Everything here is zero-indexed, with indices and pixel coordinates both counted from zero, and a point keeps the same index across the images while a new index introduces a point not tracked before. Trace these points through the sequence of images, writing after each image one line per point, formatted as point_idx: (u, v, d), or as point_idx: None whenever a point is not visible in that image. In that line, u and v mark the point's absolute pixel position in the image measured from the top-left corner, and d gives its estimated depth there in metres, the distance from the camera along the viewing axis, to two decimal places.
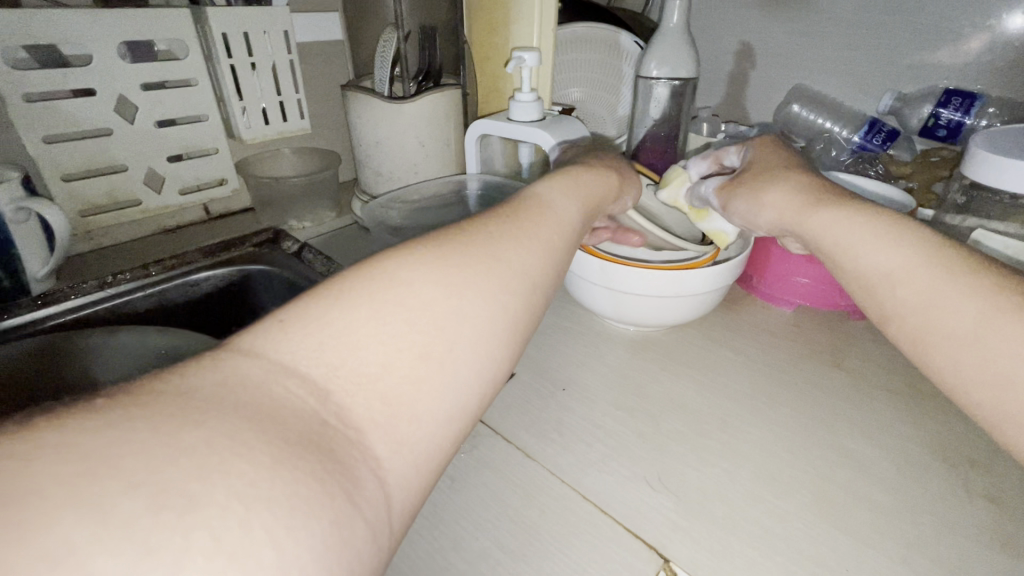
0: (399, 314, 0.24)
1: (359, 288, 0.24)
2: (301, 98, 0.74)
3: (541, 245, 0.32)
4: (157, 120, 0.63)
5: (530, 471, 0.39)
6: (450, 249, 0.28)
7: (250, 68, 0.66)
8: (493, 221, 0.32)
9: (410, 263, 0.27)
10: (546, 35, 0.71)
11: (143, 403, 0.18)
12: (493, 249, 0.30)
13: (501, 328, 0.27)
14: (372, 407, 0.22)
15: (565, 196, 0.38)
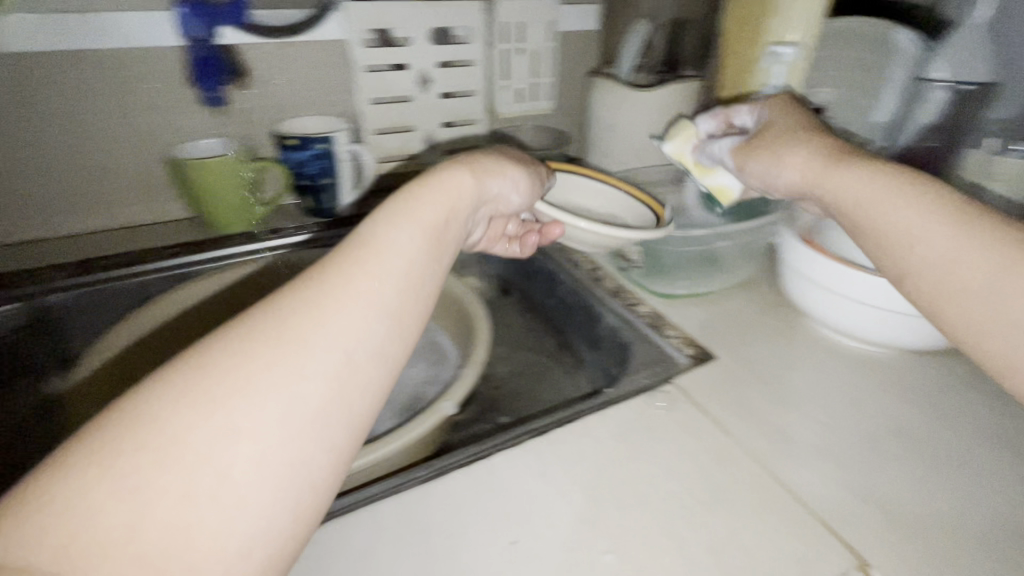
0: (179, 446, 0.21)
1: (190, 382, 0.23)
2: (550, 82, 0.84)
3: (368, 304, 0.27)
4: (444, 92, 0.78)
5: (726, 444, 0.41)
6: (261, 328, 0.25)
7: (518, 53, 0.79)
8: (335, 279, 0.27)
9: (252, 343, 0.24)
10: (811, 25, 0.68)
11: (46, 476, 0.20)
12: (311, 333, 0.25)
13: (317, 426, 0.24)
14: (147, 559, 0.19)
15: (405, 233, 0.31)
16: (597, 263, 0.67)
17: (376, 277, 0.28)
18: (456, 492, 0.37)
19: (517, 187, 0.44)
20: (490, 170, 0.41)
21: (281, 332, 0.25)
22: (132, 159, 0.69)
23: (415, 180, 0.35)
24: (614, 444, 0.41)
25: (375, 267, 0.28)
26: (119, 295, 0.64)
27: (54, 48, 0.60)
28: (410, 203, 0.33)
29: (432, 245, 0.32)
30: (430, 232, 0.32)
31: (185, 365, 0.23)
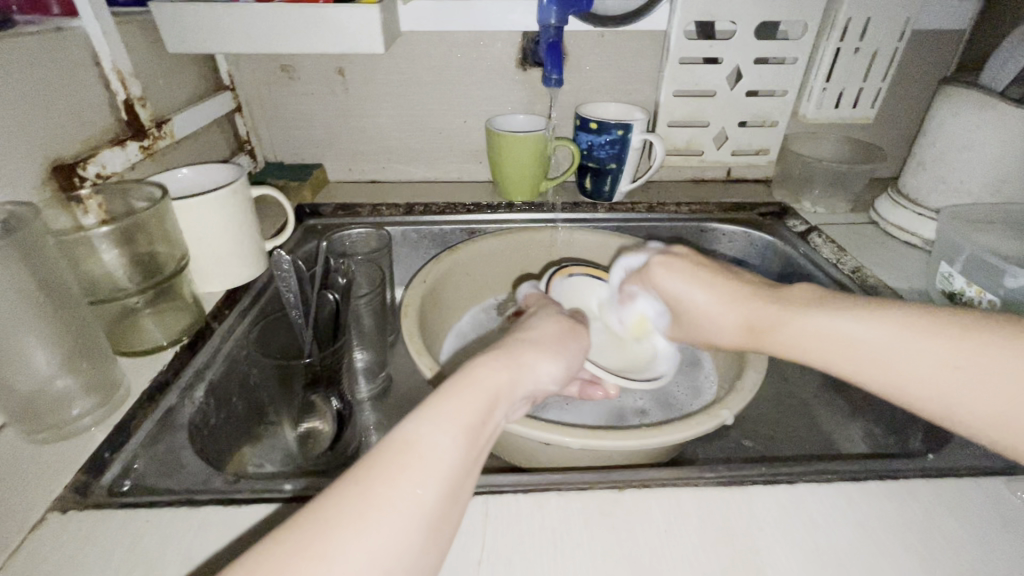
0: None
1: (303, 547, 0.24)
2: (880, 88, 0.73)
3: (407, 507, 0.26)
4: (750, 89, 0.74)
5: None
6: (312, 524, 0.25)
7: (852, 52, 0.70)
8: (382, 483, 0.27)
9: (352, 506, 0.26)
10: None
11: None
12: (346, 536, 0.25)
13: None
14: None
15: (450, 438, 0.30)
16: (911, 304, 0.57)
17: (419, 484, 0.27)
18: (755, 507, 0.36)
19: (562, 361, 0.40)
20: (533, 334, 0.41)
21: (327, 526, 0.25)
22: (458, 124, 0.82)
23: (463, 373, 0.34)
24: (952, 522, 0.35)
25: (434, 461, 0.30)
26: (429, 236, 0.78)
27: (435, 26, 0.73)
28: (453, 398, 0.32)
29: (471, 444, 0.30)
30: (471, 435, 0.31)
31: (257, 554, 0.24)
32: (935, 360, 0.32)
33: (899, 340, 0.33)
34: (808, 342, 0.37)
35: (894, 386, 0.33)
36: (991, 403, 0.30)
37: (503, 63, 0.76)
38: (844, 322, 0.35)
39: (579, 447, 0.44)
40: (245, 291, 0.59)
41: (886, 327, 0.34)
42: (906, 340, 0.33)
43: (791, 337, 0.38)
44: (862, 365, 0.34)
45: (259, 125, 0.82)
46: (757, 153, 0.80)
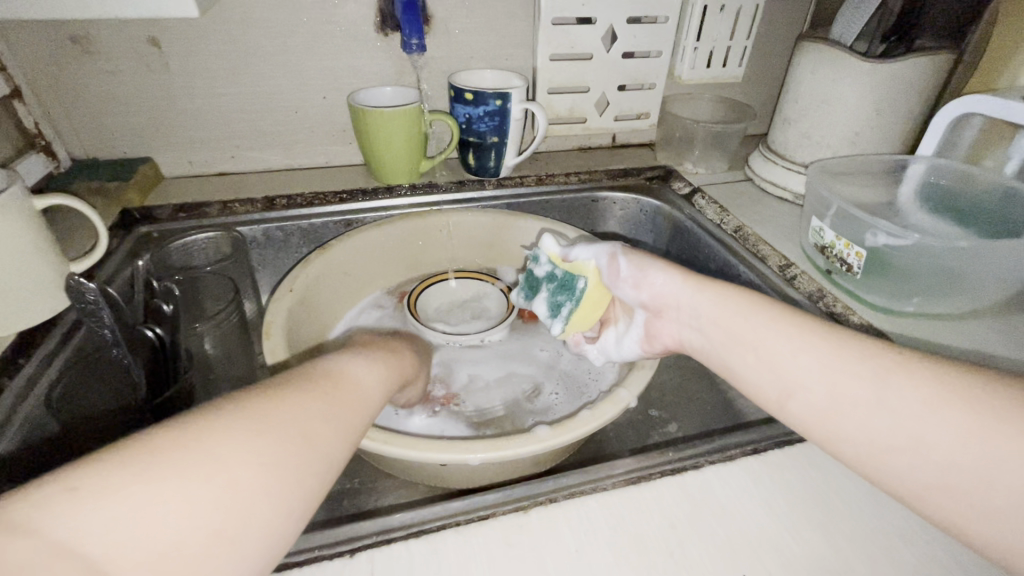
0: (201, 495, 0.23)
1: (216, 418, 0.27)
2: (745, 47, 0.74)
3: (334, 412, 0.31)
4: (626, 51, 0.71)
5: None
6: (239, 406, 0.28)
7: (717, 9, 0.70)
8: (302, 389, 0.31)
9: (267, 399, 0.29)
10: None
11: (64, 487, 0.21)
12: (286, 409, 0.29)
13: (291, 495, 0.27)
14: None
15: (369, 371, 0.37)
16: (788, 258, 0.59)
17: (334, 396, 0.32)
18: (664, 504, 0.34)
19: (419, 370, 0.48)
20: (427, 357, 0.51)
21: (249, 408, 0.28)
22: (316, 101, 0.71)
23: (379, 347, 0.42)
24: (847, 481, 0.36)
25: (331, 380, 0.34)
26: (297, 232, 0.67)
27: None
28: (364, 355, 0.39)
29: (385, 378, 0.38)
30: (385, 379, 0.39)
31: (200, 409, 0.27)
32: (860, 397, 0.32)
33: (834, 369, 0.34)
34: (768, 369, 0.37)
35: (857, 453, 0.32)
36: (943, 437, 0.29)
37: (358, 28, 0.66)
38: (785, 349, 0.36)
39: (480, 462, 0.39)
40: (48, 332, 0.46)
41: (827, 354, 0.35)
42: (848, 368, 0.33)
43: (756, 344, 0.38)
44: (791, 379, 0.35)
45: (57, 115, 0.65)
46: (638, 117, 0.78)
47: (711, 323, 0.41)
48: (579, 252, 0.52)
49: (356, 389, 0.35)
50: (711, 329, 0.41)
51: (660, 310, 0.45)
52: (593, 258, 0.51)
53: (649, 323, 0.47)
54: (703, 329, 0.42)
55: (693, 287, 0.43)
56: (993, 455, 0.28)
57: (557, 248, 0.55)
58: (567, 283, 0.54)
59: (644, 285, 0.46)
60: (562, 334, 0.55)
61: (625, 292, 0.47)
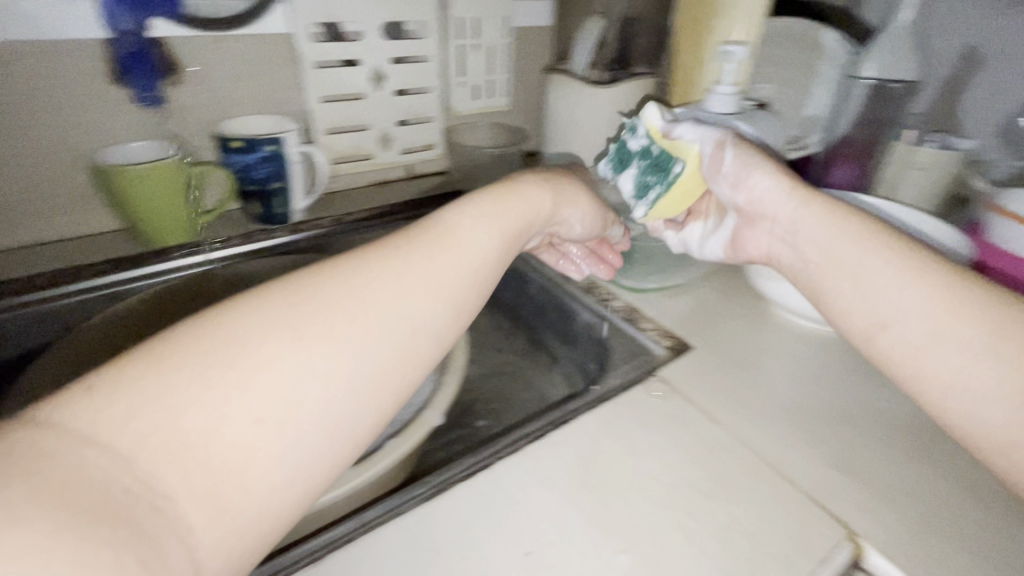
0: (269, 371, 0.25)
1: (292, 307, 0.27)
2: (505, 79, 0.83)
3: (434, 294, 0.32)
4: (397, 89, 0.75)
5: (715, 431, 0.42)
6: (300, 295, 0.28)
7: (472, 48, 0.77)
8: (359, 275, 0.30)
9: (319, 283, 0.29)
10: (754, 24, 0.70)
11: (164, 347, 0.25)
12: (383, 293, 0.30)
13: (362, 384, 0.28)
14: (211, 463, 0.23)
15: (485, 228, 0.38)
16: None
17: (429, 284, 0.32)
18: (458, 511, 0.36)
19: (581, 220, 0.51)
20: (572, 199, 0.49)
21: (334, 295, 0.29)
22: (45, 165, 0.61)
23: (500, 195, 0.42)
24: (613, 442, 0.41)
25: (413, 262, 0.33)
26: (36, 320, 0.56)
27: None
28: (494, 208, 0.40)
29: (501, 239, 0.39)
30: (500, 236, 0.39)
31: (283, 288, 0.29)
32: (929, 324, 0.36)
33: (900, 286, 0.38)
34: (828, 248, 0.43)
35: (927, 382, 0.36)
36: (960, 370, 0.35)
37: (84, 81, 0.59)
38: (889, 283, 0.39)
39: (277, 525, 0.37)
40: None
41: (939, 286, 0.37)
42: (939, 302, 0.36)
43: (828, 249, 0.43)
44: (892, 316, 0.38)
45: None
46: (425, 148, 0.83)
47: (807, 241, 0.45)
48: (686, 133, 0.51)
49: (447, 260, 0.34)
50: (805, 245, 0.45)
51: (754, 217, 0.49)
52: (699, 142, 0.50)
53: (740, 228, 0.51)
54: (794, 244, 0.46)
55: (798, 197, 0.45)
56: (979, 369, 0.34)
57: (660, 122, 0.52)
58: (661, 163, 0.52)
59: (745, 187, 0.48)
60: (644, 219, 0.55)
61: (722, 189, 0.50)
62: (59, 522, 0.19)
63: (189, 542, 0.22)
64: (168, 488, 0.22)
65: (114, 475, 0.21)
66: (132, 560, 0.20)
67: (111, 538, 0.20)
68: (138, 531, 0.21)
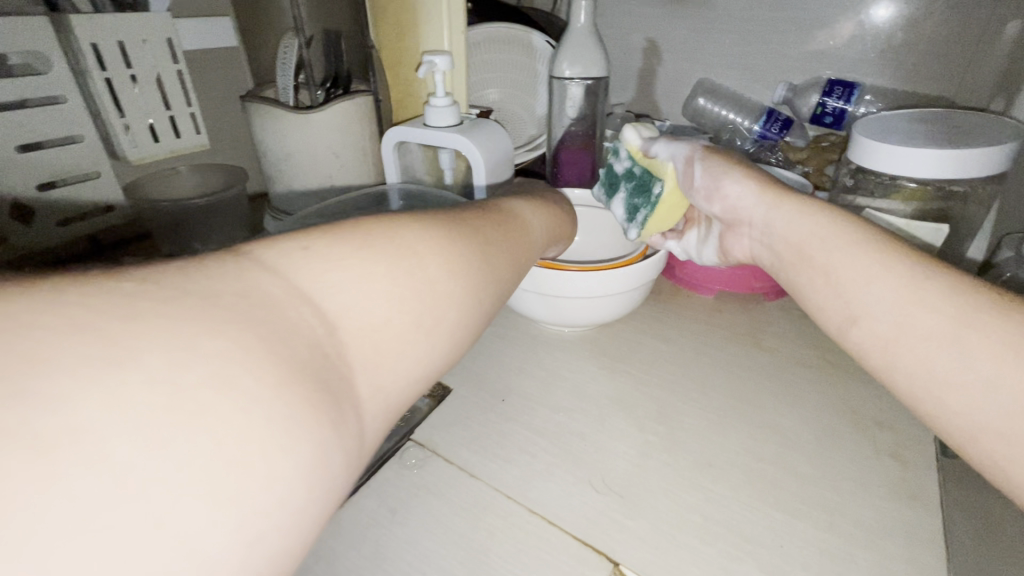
0: (423, 277, 0.26)
1: (376, 236, 0.25)
2: (195, 112, 0.67)
3: (517, 264, 0.34)
4: (20, 144, 0.54)
5: (475, 491, 0.38)
6: (446, 228, 0.29)
7: (130, 80, 0.59)
8: (484, 231, 0.32)
9: (471, 230, 0.31)
10: (457, 35, 0.68)
11: (322, 233, 0.24)
12: (488, 239, 0.32)
13: (477, 316, 0.29)
14: (380, 352, 0.23)
15: (541, 218, 0.41)
16: None
17: (516, 256, 0.34)
18: None
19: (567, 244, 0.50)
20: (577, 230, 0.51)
21: (451, 238, 0.29)
22: None
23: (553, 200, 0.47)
24: (354, 554, 0.34)
25: (508, 238, 0.35)
26: None
27: None
28: (538, 203, 0.43)
29: (550, 237, 0.42)
30: (549, 226, 0.42)
31: (432, 215, 0.30)
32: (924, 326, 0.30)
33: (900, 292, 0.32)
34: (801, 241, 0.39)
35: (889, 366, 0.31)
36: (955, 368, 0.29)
37: None
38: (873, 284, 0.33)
39: None
40: None
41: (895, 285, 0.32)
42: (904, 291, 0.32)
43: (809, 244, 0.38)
44: (861, 304, 0.34)
45: None
46: (97, 213, 0.63)
47: (781, 234, 0.41)
48: (661, 152, 0.50)
49: (522, 237, 0.37)
50: (778, 244, 0.41)
51: (735, 223, 0.46)
52: (672, 159, 0.49)
53: (726, 236, 0.48)
54: (772, 244, 0.42)
55: (774, 200, 0.42)
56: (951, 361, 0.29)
57: (638, 141, 0.52)
58: (644, 184, 0.52)
59: (718, 198, 0.46)
60: (640, 239, 0.53)
61: (703, 201, 0.47)
62: (279, 375, 0.19)
63: (359, 419, 0.22)
64: (343, 339, 0.22)
65: (308, 324, 0.21)
66: (333, 425, 0.20)
67: (312, 405, 0.19)
68: (337, 404, 0.21)
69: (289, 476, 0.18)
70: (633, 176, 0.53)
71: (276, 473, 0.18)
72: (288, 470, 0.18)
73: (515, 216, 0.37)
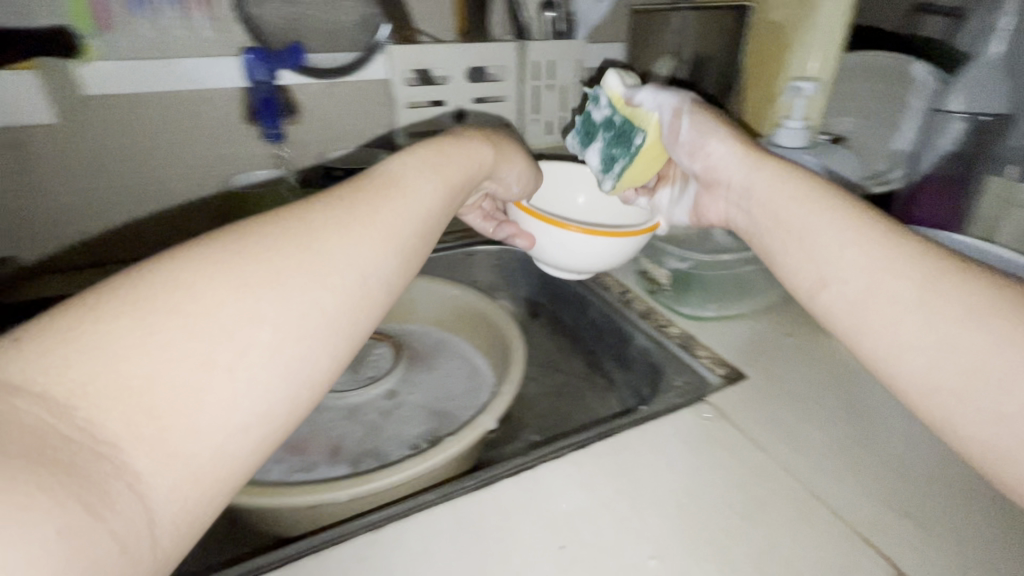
0: (220, 319, 0.24)
1: (152, 285, 0.24)
2: (579, 116, 0.88)
3: (382, 234, 0.31)
4: (478, 126, 0.82)
5: (761, 459, 0.43)
6: (249, 241, 0.27)
7: (548, 88, 0.82)
8: (301, 216, 0.29)
9: (321, 217, 0.30)
10: (830, 65, 0.71)
11: (93, 295, 0.23)
12: (333, 248, 0.29)
13: (329, 331, 0.28)
14: (159, 409, 0.22)
15: (418, 170, 0.36)
16: (626, 286, 0.70)
17: (375, 228, 0.31)
18: (501, 499, 0.39)
19: (517, 180, 0.50)
20: (511, 158, 0.48)
21: (261, 252, 0.27)
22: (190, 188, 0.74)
23: (444, 144, 0.41)
24: (652, 458, 0.42)
25: (358, 212, 0.31)
26: None
27: (127, 89, 0.65)
28: (441, 157, 0.39)
29: (446, 189, 0.37)
30: (449, 191, 0.38)
31: (234, 236, 0.27)
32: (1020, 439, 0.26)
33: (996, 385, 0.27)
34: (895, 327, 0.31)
35: None
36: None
37: (228, 123, 0.72)
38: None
39: (348, 497, 0.44)
40: None
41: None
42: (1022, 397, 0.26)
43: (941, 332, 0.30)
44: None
45: None
46: None
47: (778, 211, 0.40)
48: (645, 101, 0.50)
49: (393, 204, 0.33)
50: (790, 242, 0.38)
51: (711, 184, 0.47)
52: (658, 110, 0.49)
53: (700, 196, 0.50)
54: (748, 207, 0.43)
55: (756, 165, 0.43)
56: None
57: (621, 89, 0.51)
58: (624, 134, 0.52)
59: (700, 155, 0.47)
60: (614, 191, 0.55)
61: (686, 158, 0.49)
62: (16, 447, 0.19)
63: (138, 494, 0.21)
64: (87, 415, 0.21)
65: (29, 414, 0.20)
66: (84, 506, 0.19)
67: (45, 480, 0.19)
68: (90, 484, 0.20)
69: (61, 530, 0.18)
70: (608, 124, 0.53)
71: (26, 541, 0.18)
72: (34, 537, 0.18)
73: (366, 185, 0.33)
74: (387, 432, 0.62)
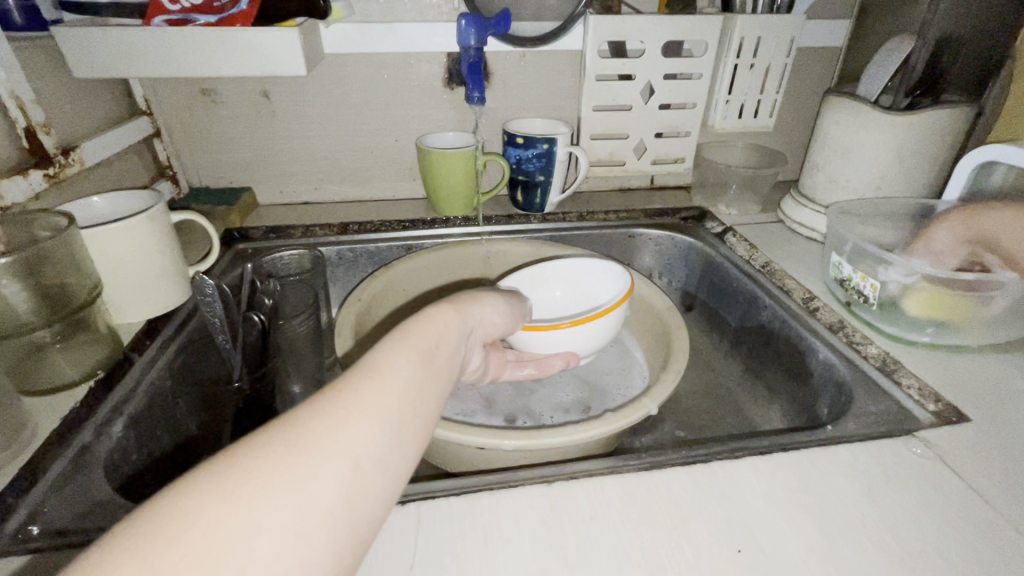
0: (205, 562, 0.20)
1: (133, 546, 0.20)
2: (777, 100, 0.80)
3: (377, 419, 0.27)
4: (663, 104, 0.79)
5: (984, 513, 0.37)
6: (235, 469, 0.23)
7: (748, 67, 0.76)
8: (299, 422, 0.25)
9: (309, 427, 0.25)
10: None
11: None
12: (324, 438, 0.25)
13: (334, 527, 0.23)
14: None
15: (408, 349, 0.31)
16: (812, 292, 0.63)
17: (373, 420, 0.27)
18: (674, 486, 0.38)
19: (495, 310, 0.43)
20: (475, 301, 0.41)
21: (254, 472, 0.23)
22: (389, 143, 0.82)
23: (411, 321, 0.34)
24: (846, 484, 0.39)
25: (351, 405, 0.27)
26: (365, 255, 0.76)
27: (357, 49, 0.74)
28: (408, 332, 0.33)
29: (427, 362, 0.32)
30: (432, 358, 0.32)
31: (205, 470, 0.23)
32: None
33: None
34: None
35: None
36: None
37: (431, 84, 0.78)
38: None
39: (512, 448, 0.45)
40: (169, 320, 0.57)
41: None
42: None
43: None
44: None
45: (182, 151, 0.79)
46: (674, 162, 0.85)
47: None
48: None
49: (380, 402, 0.27)
50: None
51: None
52: None
53: None
54: None
55: None
56: None
57: None
58: None
59: None
60: None
61: None
62: None
63: None
64: None
65: None
66: None
67: None
68: None
69: None
70: None
71: None
72: None
73: (344, 383, 0.28)
74: (539, 394, 0.64)
